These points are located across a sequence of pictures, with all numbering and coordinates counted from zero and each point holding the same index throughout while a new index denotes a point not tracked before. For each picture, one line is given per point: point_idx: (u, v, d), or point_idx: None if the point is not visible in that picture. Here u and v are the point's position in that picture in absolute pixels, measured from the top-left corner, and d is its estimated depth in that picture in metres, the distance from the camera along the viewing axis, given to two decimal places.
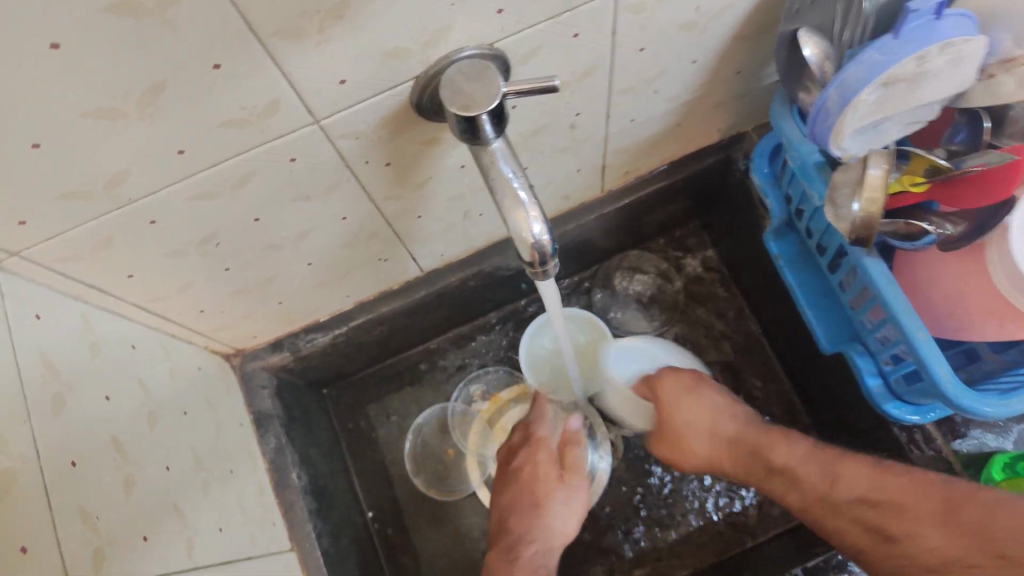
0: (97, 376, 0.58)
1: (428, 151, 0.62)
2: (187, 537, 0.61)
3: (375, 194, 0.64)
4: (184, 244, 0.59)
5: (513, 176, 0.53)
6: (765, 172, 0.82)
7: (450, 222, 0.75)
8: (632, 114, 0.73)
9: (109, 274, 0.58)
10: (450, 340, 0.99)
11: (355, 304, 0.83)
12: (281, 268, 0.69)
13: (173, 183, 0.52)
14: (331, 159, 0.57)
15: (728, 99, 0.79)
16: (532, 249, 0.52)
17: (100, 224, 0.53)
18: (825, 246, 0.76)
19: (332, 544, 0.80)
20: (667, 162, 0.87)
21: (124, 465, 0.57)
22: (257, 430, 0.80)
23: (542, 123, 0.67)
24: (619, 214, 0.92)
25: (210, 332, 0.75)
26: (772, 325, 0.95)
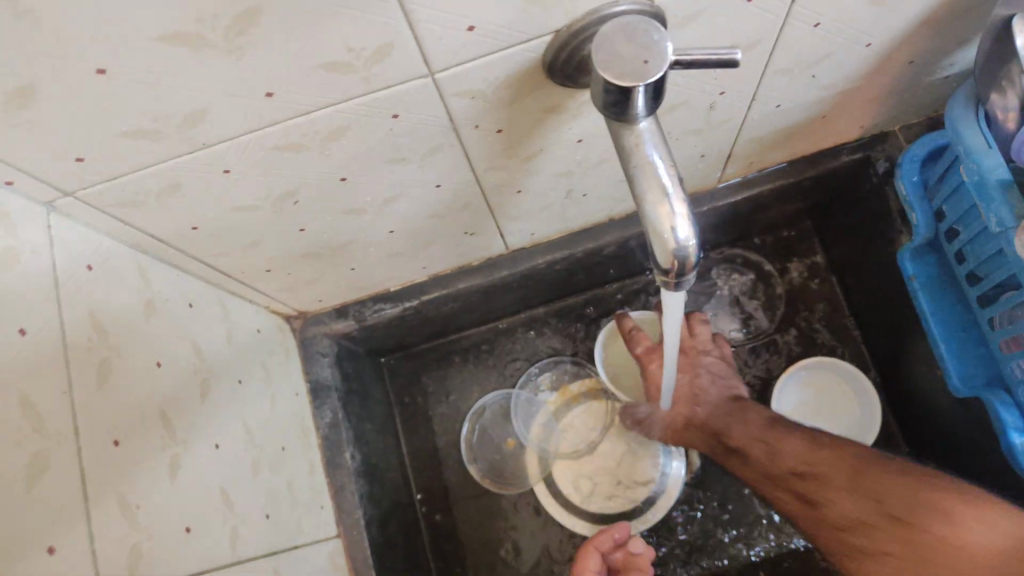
0: (150, 340, 0.51)
1: (549, 119, 0.52)
2: (232, 525, 0.55)
3: (479, 163, 0.55)
4: (260, 199, 0.51)
5: (660, 161, 0.43)
6: (914, 180, 0.70)
7: (551, 200, 0.66)
8: (781, 100, 0.62)
9: (173, 224, 0.51)
10: (519, 323, 0.91)
11: (429, 276, 0.75)
12: (360, 233, 0.61)
13: (258, 130, 0.44)
14: (439, 119, 0.48)
15: (891, 90, 0.66)
16: (671, 257, 0.42)
17: (169, 170, 0.45)
18: (980, 276, 0.65)
19: (379, 533, 0.74)
20: (788, 159, 0.76)
21: (171, 443, 0.51)
22: (312, 402, 0.73)
23: (681, 100, 0.56)
24: (728, 209, 0.81)
25: (273, 293, 0.68)
26: (884, 349, 0.85)
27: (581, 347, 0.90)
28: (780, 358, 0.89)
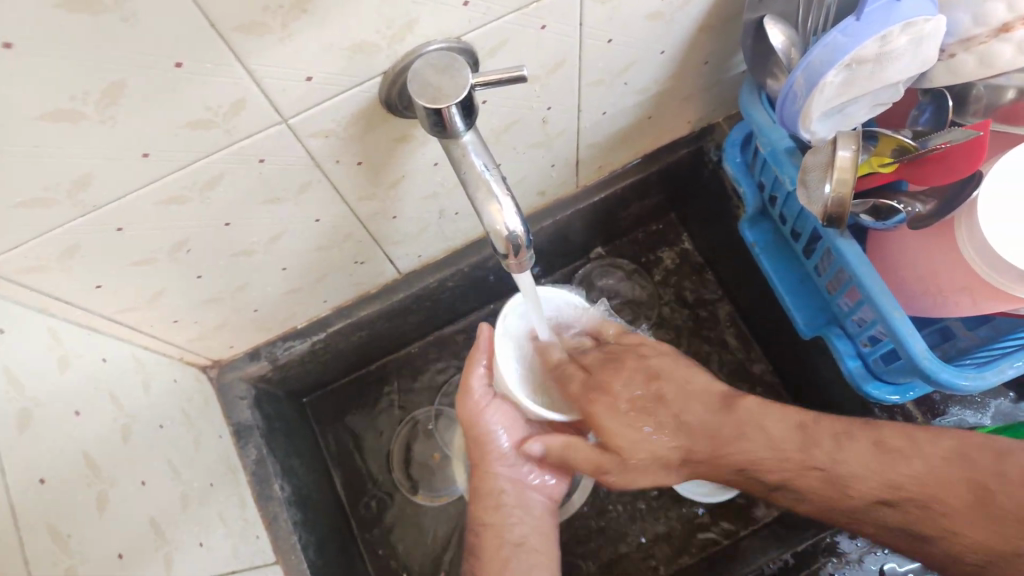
0: (66, 392, 0.56)
1: (400, 148, 0.61)
2: (165, 554, 0.60)
3: (349, 195, 0.64)
4: (153, 251, 0.58)
5: (485, 167, 0.52)
6: (738, 161, 0.82)
7: (426, 221, 0.75)
8: (605, 107, 0.73)
9: (75, 284, 0.57)
10: (433, 343, 0.99)
11: (332, 309, 0.83)
12: (255, 274, 0.68)
13: (140, 187, 0.51)
14: (300, 160, 0.56)
15: (697, 90, 0.78)
16: (506, 243, 0.51)
17: (64, 233, 0.51)
18: (799, 232, 0.76)
19: (318, 555, 0.79)
20: (640, 155, 0.87)
21: (97, 482, 0.56)
22: (236, 442, 0.78)
23: (515, 118, 0.67)
24: (594, 210, 0.92)
25: (185, 343, 0.73)
26: (751, 313, 0.95)
27: None
28: (665, 336, 0.99)
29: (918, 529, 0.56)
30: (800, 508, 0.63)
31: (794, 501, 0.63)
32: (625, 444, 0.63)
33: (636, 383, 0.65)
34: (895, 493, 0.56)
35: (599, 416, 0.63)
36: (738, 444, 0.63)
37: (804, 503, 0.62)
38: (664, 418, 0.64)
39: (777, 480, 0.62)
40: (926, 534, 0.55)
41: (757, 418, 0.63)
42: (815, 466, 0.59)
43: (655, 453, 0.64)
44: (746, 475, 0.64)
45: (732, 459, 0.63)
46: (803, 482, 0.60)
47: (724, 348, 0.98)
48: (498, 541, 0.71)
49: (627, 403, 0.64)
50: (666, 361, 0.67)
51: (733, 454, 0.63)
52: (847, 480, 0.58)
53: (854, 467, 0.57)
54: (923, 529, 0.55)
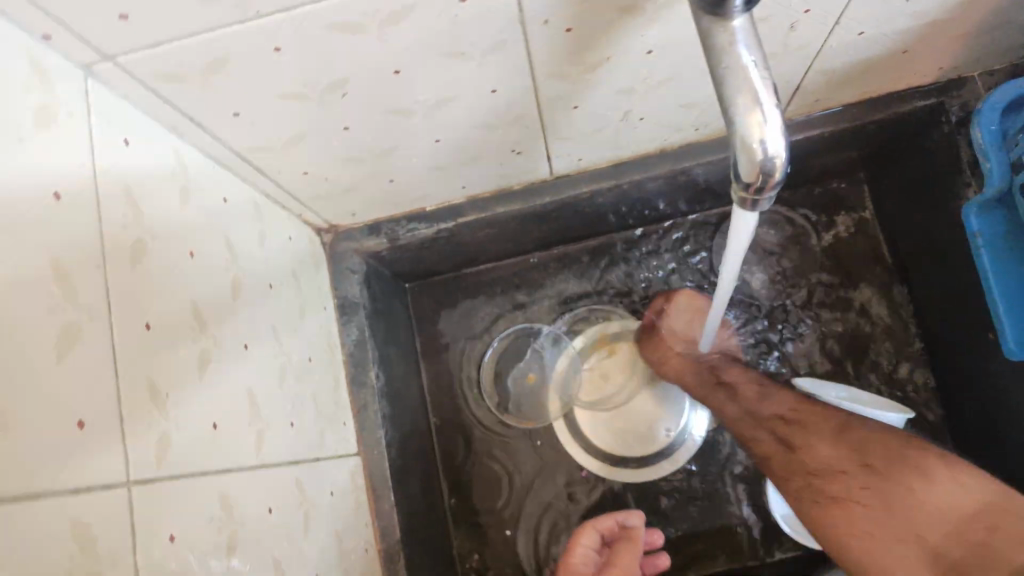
0: (183, 228, 0.49)
1: (622, 22, 0.48)
2: (258, 430, 0.54)
3: (540, 68, 0.52)
4: (307, 87, 0.48)
5: (754, 63, 0.39)
6: (993, 129, 0.66)
7: (606, 121, 0.63)
8: (865, 27, 0.57)
9: (213, 107, 0.48)
10: (555, 258, 0.88)
11: (467, 198, 0.73)
12: (406, 139, 0.58)
13: (317, 1, 0.40)
14: (507, 9, 0.44)
15: (979, 29, 0.61)
16: (756, 170, 0.39)
17: (214, 41, 0.42)
18: None
19: (400, 456, 0.73)
20: (853, 102, 0.72)
21: (201, 337, 0.49)
22: (339, 318, 0.72)
23: (764, 13, 0.52)
24: (784, 152, 0.77)
25: (308, 200, 0.65)
26: (931, 312, 0.81)
27: (614, 289, 0.87)
28: (816, 312, 0.86)
29: (959, 558, 0.54)
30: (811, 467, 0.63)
31: (812, 460, 0.63)
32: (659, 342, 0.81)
33: (698, 316, 0.81)
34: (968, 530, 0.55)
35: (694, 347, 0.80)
36: (794, 411, 0.67)
37: (812, 463, 0.63)
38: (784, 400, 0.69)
39: (803, 444, 0.65)
40: (969, 569, 0.53)
41: (773, 413, 0.68)
42: (872, 467, 0.61)
43: (678, 354, 0.79)
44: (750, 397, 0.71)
45: (779, 416, 0.68)
46: (825, 457, 0.63)
47: (882, 341, 0.85)
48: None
49: (683, 317, 0.82)
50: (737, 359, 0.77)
51: (792, 422, 0.67)
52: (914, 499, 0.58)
53: (908, 488, 0.58)
54: (970, 558, 0.54)
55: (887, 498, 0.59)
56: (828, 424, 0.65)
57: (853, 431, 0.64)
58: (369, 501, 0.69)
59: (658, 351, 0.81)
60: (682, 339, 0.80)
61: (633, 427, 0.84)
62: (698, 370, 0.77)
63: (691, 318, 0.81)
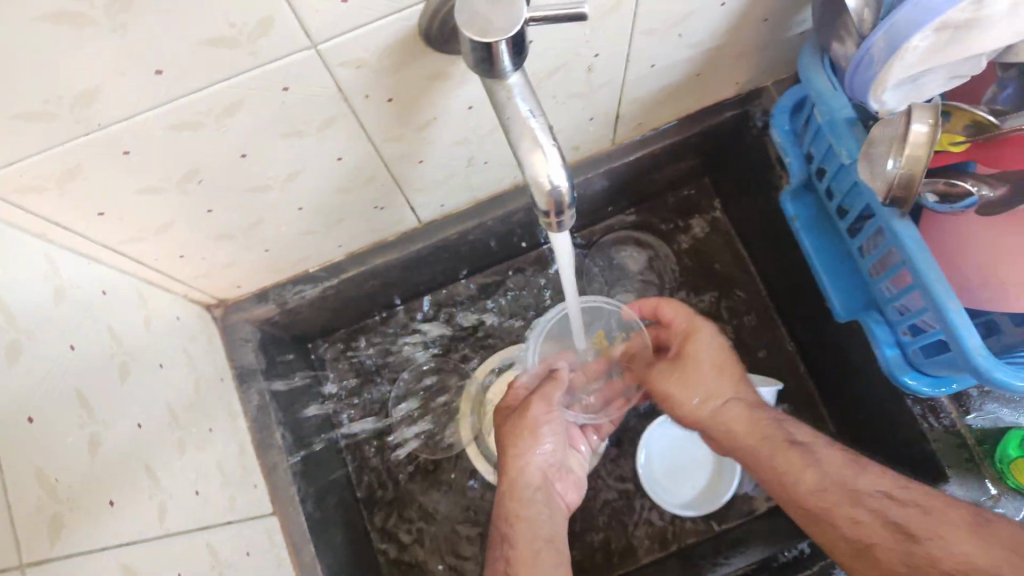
0: (61, 324, 0.53)
1: (434, 87, 0.56)
2: (160, 501, 0.57)
3: (374, 134, 0.59)
4: (162, 180, 0.53)
5: (530, 112, 0.47)
6: (786, 129, 0.77)
7: (453, 169, 0.70)
8: (654, 60, 0.67)
9: (76, 211, 0.53)
10: (444, 296, 0.94)
11: (346, 255, 0.79)
12: (269, 212, 0.64)
13: (151, 108, 0.46)
14: (327, 90, 0.51)
15: (752, 49, 0.72)
16: (549, 200, 0.46)
17: (63, 153, 0.47)
18: (846, 209, 0.72)
19: (317, 508, 0.77)
20: (675, 119, 0.83)
21: (90, 422, 0.52)
22: (239, 386, 0.75)
23: (560, 62, 0.61)
24: (626, 171, 0.87)
25: (189, 280, 0.69)
26: (780, 290, 0.92)
27: (503, 317, 0.94)
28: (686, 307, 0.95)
29: (907, 526, 0.56)
30: (801, 478, 0.62)
31: (783, 459, 0.65)
32: (687, 372, 0.74)
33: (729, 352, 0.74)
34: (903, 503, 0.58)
35: (691, 351, 0.75)
36: (763, 426, 0.68)
37: (785, 462, 0.64)
38: (751, 400, 0.71)
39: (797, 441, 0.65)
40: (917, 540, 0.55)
41: (775, 428, 0.68)
42: (889, 493, 0.59)
43: (718, 379, 0.73)
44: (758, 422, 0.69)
45: (741, 421, 0.69)
46: (823, 452, 0.64)
47: (747, 323, 0.94)
48: (531, 535, 0.69)
49: (717, 352, 0.74)
50: (722, 356, 0.74)
51: (771, 436, 0.67)
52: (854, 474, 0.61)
53: (877, 488, 0.59)
54: (914, 532, 0.56)
55: (893, 522, 0.57)
56: (835, 449, 0.64)
57: (864, 459, 0.62)
58: (291, 555, 0.72)
59: (687, 376, 0.74)
60: (714, 364, 0.73)
61: None
62: (754, 420, 0.69)
63: (725, 358, 0.74)
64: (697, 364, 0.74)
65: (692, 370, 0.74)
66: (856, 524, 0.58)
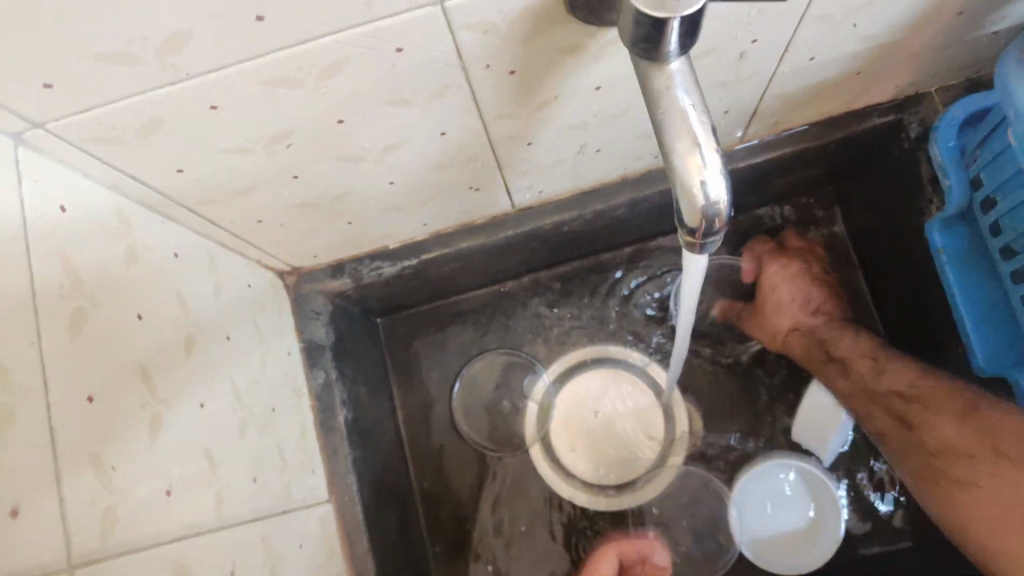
0: (130, 291, 0.48)
1: (566, 61, 0.47)
2: (216, 491, 0.52)
3: (487, 108, 0.51)
4: (251, 141, 0.47)
5: (692, 104, 0.38)
6: (949, 146, 0.66)
7: (563, 154, 0.62)
8: (814, 52, 0.57)
9: (155, 167, 0.47)
10: (524, 286, 0.87)
11: (430, 234, 0.72)
12: (359, 182, 0.57)
13: (248, 59, 0.39)
14: (445, 55, 0.44)
15: (930, 48, 0.61)
16: (699, 215, 0.38)
17: (147, 103, 0.41)
18: (1016, 249, 0.61)
19: (373, 499, 0.72)
20: (816, 120, 0.72)
21: (151, 401, 0.48)
22: (305, 362, 0.70)
23: (709, 46, 0.52)
24: (748, 172, 0.77)
25: (266, 247, 0.64)
26: (901, 321, 0.82)
27: (586, 316, 0.86)
28: None
29: (1006, 462, 0.58)
30: (889, 416, 0.68)
31: (898, 409, 0.67)
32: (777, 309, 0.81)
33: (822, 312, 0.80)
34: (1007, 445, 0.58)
35: (775, 281, 0.82)
36: (874, 360, 0.71)
37: (908, 415, 0.66)
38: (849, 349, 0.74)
39: (906, 385, 0.67)
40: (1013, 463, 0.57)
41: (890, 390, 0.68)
42: (994, 443, 0.59)
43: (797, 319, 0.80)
44: (874, 364, 0.71)
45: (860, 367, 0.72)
46: (929, 395, 0.65)
47: None
48: None
49: (797, 285, 0.81)
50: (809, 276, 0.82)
51: (878, 394, 0.69)
52: (968, 409, 0.62)
53: (993, 431, 0.59)
54: (1009, 459, 0.57)
55: (991, 453, 0.59)
56: (953, 404, 0.62)
57: (983, 413, 0.60)
58: (343, 548, 0.68)
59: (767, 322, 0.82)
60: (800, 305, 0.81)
61: (617, 456, 0.84)
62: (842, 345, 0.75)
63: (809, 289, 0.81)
64: (777, 308, 0.81)
65: (774, 312, 0.81)
66: (961, 462, 0.61)
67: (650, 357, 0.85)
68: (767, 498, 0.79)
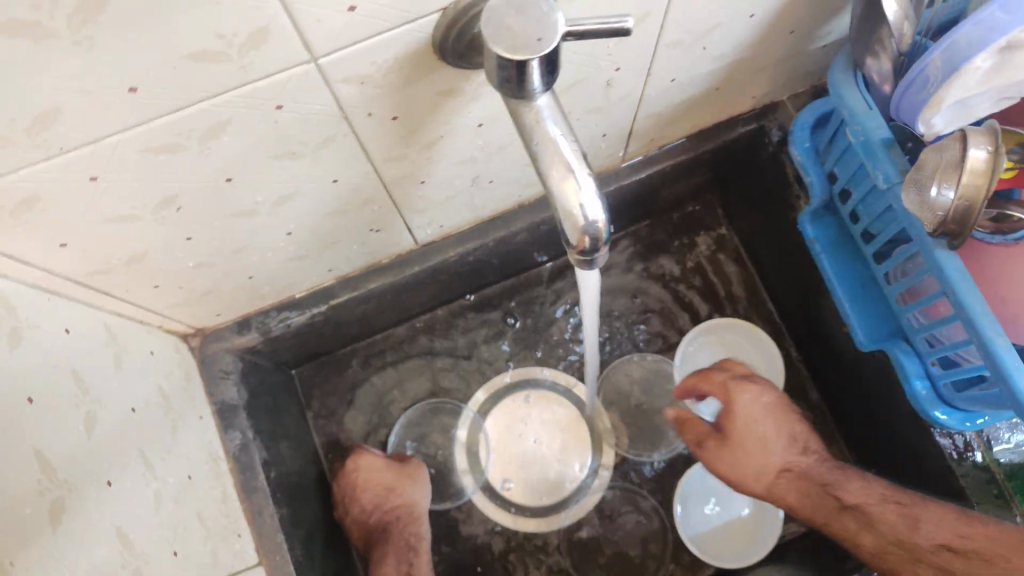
0: (22, 373, 0.46)
1: (445, 103, 0.50)
2: (136, 568, 0.51)
3: (375, 153, 0.53)
4: (137, 207, 0.47)
5: (562, 135, 0.41)
6: (806, 147, 0.73)
7: (456, 188, 0.65)
8: (674, 74, 0.62)
9: (34, 243, 0.46)
10: (437, 321, 0.89)
11: (336, 279, 0.73)
12: (254, 237, 0.58)
13: (124, 128, 0.40)
14: (326, 108, 0.45)
15: (775, 63, 0.68)
16: (581, 233, 0.41)
17: (19, 182, 0.40)
18: (873, 233, 0.68)
19: (306, 553, 0.71)
20: (687, 134, 0.78)
21: (53, 485, 0.46)
22: (220, 423, 0.69)
23: (577, 78, 0.56)
24: (635, 187, 0.82)
25: (165, 311, 0.63)
26: (791, 310, 0.88)
27: (502, 341, 0.88)
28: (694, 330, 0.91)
29: None
30: (859, 542, 0.65)
31: (860, 531, 0.65)
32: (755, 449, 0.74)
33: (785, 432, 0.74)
34: (963, 541, 0.58)
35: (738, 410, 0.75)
36: (840, 518, 0.67)
37: (868, 536, 0.64)
38: (814, 494, 0.70)
39: (854, 501, 0.66)
40: None
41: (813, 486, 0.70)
42: (950, 547, 0.58)
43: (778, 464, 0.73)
44: (825, 494, 0.69)
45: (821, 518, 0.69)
46: (879, 509, 0.64)
47: None
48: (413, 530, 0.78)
49: (766, 420, 0.74)
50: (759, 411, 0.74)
51: (841, 519, 0.67)
52: (920, 521, 0.61)
53: (959, 562, 0.58)
54: None
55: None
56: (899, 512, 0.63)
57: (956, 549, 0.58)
58: None
59: (738, 457, 0.74)
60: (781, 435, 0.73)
61: (544, 473, 0.85)
62: (806, 488, 0.71)
63: (775, 416, 0.74)
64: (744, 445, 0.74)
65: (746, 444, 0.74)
66: None
67: (568, 372, 0.88)
68: (693, 507, 0.83)
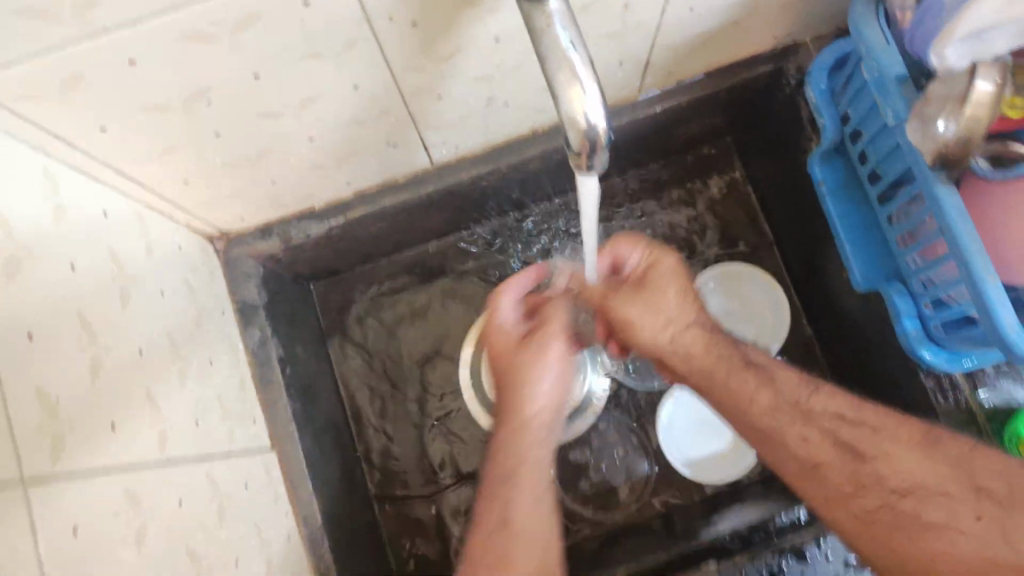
0: (64, 243, 0.51)
1: (463, 13, 0.52)
2: (159, 430, 0.56)
3: (395, 61, 0.55)
4: (171, 96, 0.50)
5: (571, 42, 0.43)
6: (822, 88, 0.74)
7: (473, 107, 0.67)
8: (693, 3, 0.64)
9: (76, 124, 0.49)
10: (451, 246, 0.92)
11: (354, 194, 0.76)
12: (278, 140, 0.61)
13: (162, 12, 0.43)
14: (349, 9, 0.48)
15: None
16: (583, 138, 0.43)
17: (65, 59, 0.43)
18: (880, 174, 0.69)
19: (314, 447, 0.76)
20: (705, 71, 0.79)
21: (90, 344, 0.51)
22: (240, 321, 0.73)
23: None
24: (650, 123, 0.84)
25: (193, 209, 0.67)
26: (795, 256, 0.90)
27: (512, 269, 0.92)
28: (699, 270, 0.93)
29: (857, 444, 0.55)
30: (753, 405, 0.58)
31: (756, 391, 0.58)
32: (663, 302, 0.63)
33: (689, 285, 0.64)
34: (854, 410, 0.56)
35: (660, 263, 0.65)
36: (737, 376, 0.59)
37: (765, 397, 0.58)
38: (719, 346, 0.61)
39: (758, 361, 0.60)
40: (868, 454, 0.54)
41: (827, 411, 0.57)
42: (842, 415, 0.56)
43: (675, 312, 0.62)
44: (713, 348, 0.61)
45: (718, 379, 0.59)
46: (783, 374, 0.59)
47: None
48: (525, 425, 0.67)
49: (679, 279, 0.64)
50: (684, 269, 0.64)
51: (743, 377, 0.59)
52: (817, 388, 0.58)
53: (857, 433, 0.55)
54: (864, 448, 0.55)
55: (841, 441, 0.55)
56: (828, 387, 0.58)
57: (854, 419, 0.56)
58: (287, 490, 0.72)
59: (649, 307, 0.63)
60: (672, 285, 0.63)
61: None
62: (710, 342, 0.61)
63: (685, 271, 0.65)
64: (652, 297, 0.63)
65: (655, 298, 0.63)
66: (810, 447, 0.56)
67: None
68: (678, 437, 0.84)
